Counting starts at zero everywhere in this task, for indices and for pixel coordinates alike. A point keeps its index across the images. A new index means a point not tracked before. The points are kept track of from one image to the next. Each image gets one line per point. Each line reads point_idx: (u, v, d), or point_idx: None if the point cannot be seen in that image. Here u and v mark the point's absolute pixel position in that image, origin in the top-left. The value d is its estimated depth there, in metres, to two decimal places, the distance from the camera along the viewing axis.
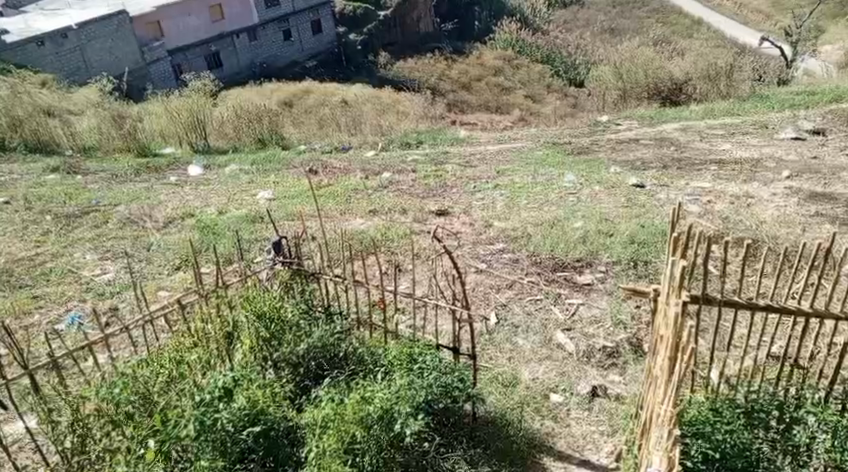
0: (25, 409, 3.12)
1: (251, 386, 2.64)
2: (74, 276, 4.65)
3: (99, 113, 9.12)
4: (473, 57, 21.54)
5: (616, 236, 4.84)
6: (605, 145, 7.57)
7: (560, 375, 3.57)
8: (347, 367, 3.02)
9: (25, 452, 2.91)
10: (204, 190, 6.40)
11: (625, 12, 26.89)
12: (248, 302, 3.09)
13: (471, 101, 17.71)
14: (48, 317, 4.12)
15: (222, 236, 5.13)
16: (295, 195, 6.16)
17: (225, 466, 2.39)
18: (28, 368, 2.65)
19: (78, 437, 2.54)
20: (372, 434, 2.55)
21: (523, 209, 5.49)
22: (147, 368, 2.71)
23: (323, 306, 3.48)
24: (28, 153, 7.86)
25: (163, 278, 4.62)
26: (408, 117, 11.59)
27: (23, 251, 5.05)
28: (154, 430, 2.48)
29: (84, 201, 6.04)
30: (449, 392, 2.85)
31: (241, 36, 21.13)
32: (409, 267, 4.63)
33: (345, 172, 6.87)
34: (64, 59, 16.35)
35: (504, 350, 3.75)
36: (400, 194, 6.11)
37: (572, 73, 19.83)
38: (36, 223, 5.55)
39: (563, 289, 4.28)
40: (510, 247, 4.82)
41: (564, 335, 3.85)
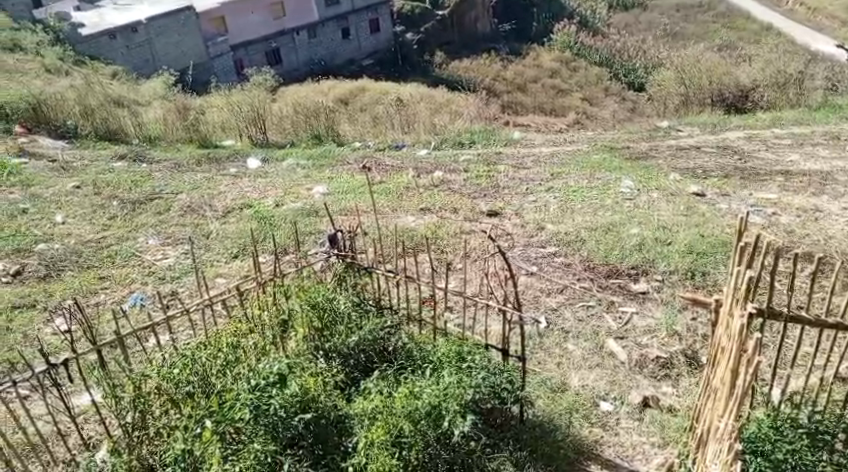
0: (91, 383, 3.28)
1: (304, 374, 2.68)
2: (137, 259, 4.85)
3: (165, 106, 9.54)
4: (530, 59, 21.38)
5: (673, 245, 4.73)
6: (663, 151, 7.38)
7: (611, 384, 3.50)
8: (396, 361, 3.04)
9: (89, 424, 3.06)
10: (261, 182, 6.56)
11: (690, 16, 26.17)
12: (303, 293, 3.16)
13: (526, 102, 17.58)
14: (112, 297, 4.31)
15: (278, 228, 5.27)
16: (349, 190, 6.24)
17: (275, 450, 2.43)
18: (95, 344, 2.79)
19: (139, 413, 2.67)
20: (418, 429, 2.57)
21: (577, 213, 5.43)
22: (206, 350, 2.80)
23: (374, 301, 3.52)
24: (98, 140, 8.21)
25: (220, 265, 4.78)
26: (462, 117, 11.56)
27: (91, 234, 5.29)
28: (210, 411, 2.56)
29: (148, 188, 6.28)
30: (497, 393, 2.80)
31: (301, 33, 21.60)
32: (460, 266, 4.62)
33: (397, 169, 6.91)
34: (133, 51, 17.03)
35: (553, 354, 3.71)
36: (452, 193, 6.11)
37: (631, 76, 19.39)
38: (103, 208, 5.80)
39: (617, 297, 4.20)
40: (563, 251, 4.77)
41: (616, 343, 3.78)
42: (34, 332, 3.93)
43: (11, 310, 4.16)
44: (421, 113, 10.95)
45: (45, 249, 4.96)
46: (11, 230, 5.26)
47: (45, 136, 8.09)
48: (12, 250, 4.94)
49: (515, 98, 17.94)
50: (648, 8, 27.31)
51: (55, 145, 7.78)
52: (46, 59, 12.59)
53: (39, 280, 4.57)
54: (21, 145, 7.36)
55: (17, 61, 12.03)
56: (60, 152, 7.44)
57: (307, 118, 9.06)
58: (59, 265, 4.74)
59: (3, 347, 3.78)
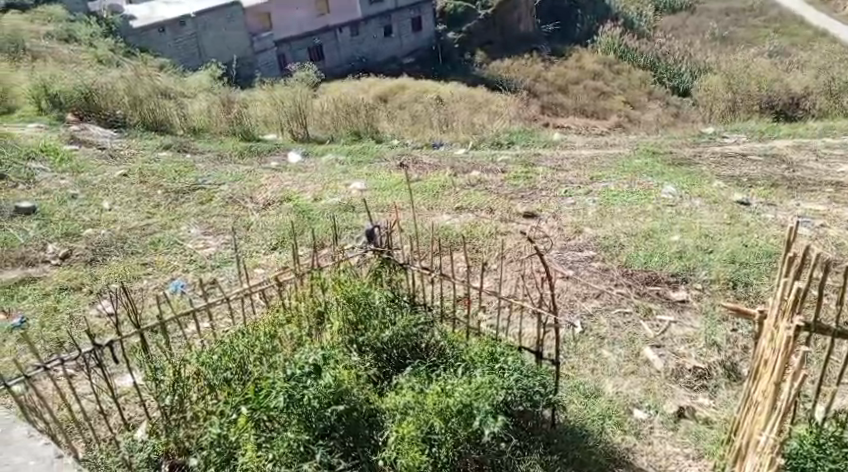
0: (132, 365, 3.37)
1: (337, 366, 2.70)
2: (179, 248, 4.97)
3: (210, 99, 9.75)
4: (572, 61, 21.14)
5: (715, 254, 4.64)
6: (708, 158, 7.21)
7: (646, 392, 3.44)
8: (429, 359, 3.05)
9: (130, 404, 3.15)
10: (301, 176, 6.65)
11: (740, 20, 25.51)
12: (339, 286, 3.19)
13: (567, 104, 17.40)
14: (155, 283, 4.44)
15: (317, 222, 5.35)
16: (386, 187, 6.28)
17: (307, 440, 2.46)
18: (139, 327, 2.88)
19: (177, 397, 2.74)
20: (449, 427, 2.56)
21: (616, 218, 5.35)
22: (244, 338, 2.86)
23: (408, 297, 3.53)
24: (145, 130, 8.44)
25: (260, 257, 4.86)
26: (501, 117, 11.50)
27: (136, 221, 5.44)
28: (246, 398, 2.62)
29: (191, 179, 6.43)
30: (529, 396, 2.78)
31: (344, 30, 21.79)
32: (495, 266, 4.60)
33: (435, 168, 6.92)
34: (181, 45, 17.44)
35: (587, 359, 3.66)
36: (489, 193, 6.09)
37: (676, 81, 19.00)
38: (148, 196, 5.96)
39: (655, 304, 4.13)
40: (601, 256, 4.70)
41: (653, 351, 3.72)
42: (80, 313, 4.07)
43: (59, 292, 4.31)
44: (460, 113, 10.94)
45: (92, 234, 5.13)
46: (61, 214, 5.45)
47: (95, 124, 8.34)
48: (61, 234, 5.11)
49: (555, 100, 17.77)
50: (697, 11, 26.72)
51: (104, 133, 8.02)
52: (98, 51, 13.00)
53: (86, 264, 4.72)
54: (72, 133, 7.61)
55: (71, 51, 12.45)
56: (108, 141, 7.66)
57: (347, 115, 9.13)
58: (105, 250, 4.89)
59: (51, 326, 3.92)
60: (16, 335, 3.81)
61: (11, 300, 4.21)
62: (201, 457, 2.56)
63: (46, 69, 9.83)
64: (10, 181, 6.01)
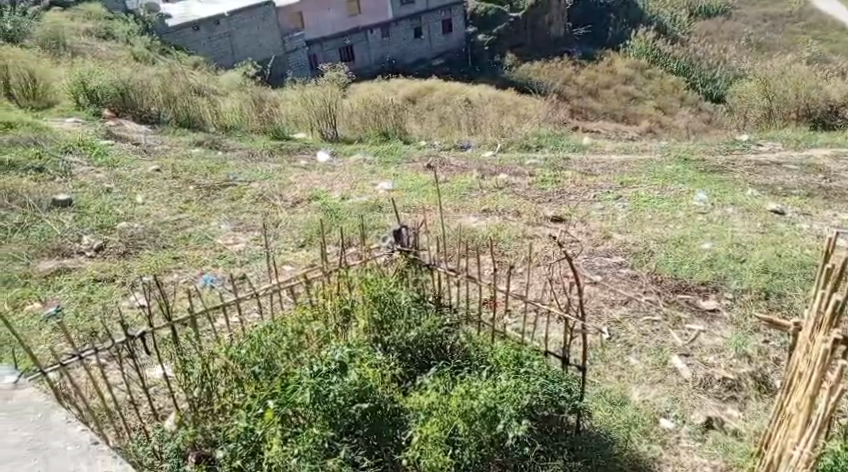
0: (162, 357, 3.43)
1: (363, 364, 2.72)
2: (210, 243, 5.05)
3: (242, 98, 9.89)
4: (603, 65, 20.94)
5: (747, 263, 4.56)
6: (742, 165, 7.09)
7: (673, 401, 3.39)
8: (454, 360, 3.05)
9: (159, 395, 3.21)
10: (329, 175, 6.71)
11: (777, 26, 25.01)
12: (365, 285, 3.21)
13: (597, 109, 17.27)
14: (185, 277, 4.51)
15: (345, 221, 5.39)
16: (413, 188, 6.30)
17: (332, 436, 2.48)
18: (170, 320, 2.94)
19: (206, 390, 2.79)
20: (473, 429, 2.55)
21: (646, 224, 5.29)
22: (272, 333, 2.90)
23: (434, 298, 3.53)
24: (178, 126, 8.59)
25: (288, 253, 4.92)
26: (530, 120, 11.44)
27: (168, 215, 5.55)
28: (273, 393, 2.65)
29: (222, 176, 6.52)
30: (554, 401, 2.76)
31: (374, 31, 21.90)
32: (521, 270, 4.58)
33: (462, 170, 6.91)
34: (215, 43, 17.72)
35: (613, 366, 3.62)
36: (516, 196, 6.07)
37: (710, 87, 18.70)
38: (180, 192, 6.07)
39: (684, 313, 4.07)
40: (630, 262, 4.65)
41: (681, 360, 3.67)
42: (113, 304, 4.16)
43: (93, 283, 4.41)
44: (489, 115, 10.92)
45: (125, 227, 5.23)
46: (96, 207, 5.57)
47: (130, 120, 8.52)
48: (96, 226, 5.23)
49: (585, 104, 17.63)
50: (733, 16, 26.26)
51: (139, 129, 8.18)
52: (135, 48, 13.30)
53: (119, 256, 4.82)
54: (108, 128, 7.79)
55: (109, 49, 12.74)
56: (143, 136, 7.82)
57: (376, 115, 9.17)
58: (137, 243, 4.98)
59: (85, 316, 4.02)
60: (51, 324, 3.90)
61: (47, 290, 4.32)
62: (227, 448, 2.60)
63: (84, 65, 10.07)
64: (48, 174, 6.17)
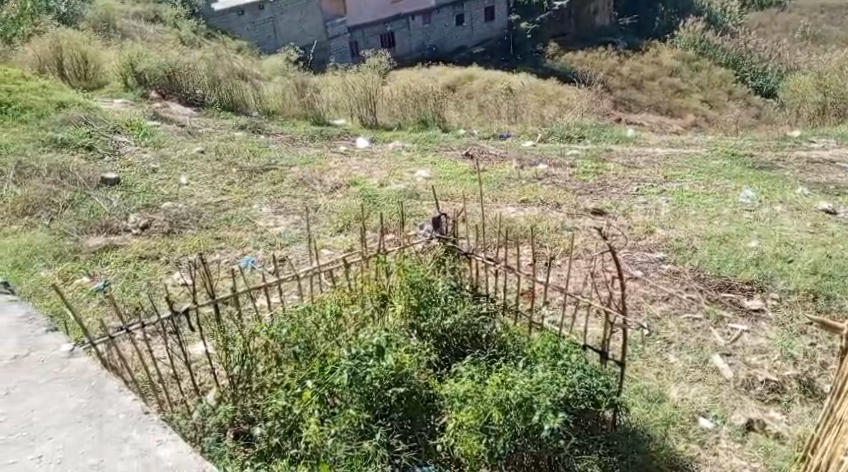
0: (204, 335, 3.52)
1: (399, 349, 2.73)
2: (250, 225, 5.14)
3: (284, 83, 9.99)
4: (648, 57, 20.47)
5: (795, 263, 4.42)
6: (793, 162, 6.86)
7: (713, 401, 3.32)
8: (489, 350, 3.05)
9: (201, 371, 3.30)
10: (368, 162, 6.74)
11: (835, 18, 24.02)
12: (403, 271, 3.22)
13: (641, 101, 16.92)
14: (227, 257, 4.61)
15: (383, 207, 5.42)
16: (451, 176, 6.29)
17: (368, 419, 2.51)
18: (213, 298, 3.02)
19: (245, 368, 2.86)
20: (508, 419, 2.54)
21: (689, 220, 5.18)
22: (311, 314, 2.94)
23: (471, 287, 3.52)
24: (221, 109, 8.73)
25: (326, 238, 4.97)
26: (572, 110, 11.27)
27: (211, 197, 5.66)
28: (311, 373, 2.70)
29: (264, 159, 6.61)
30: (592, 396, 2.73)
31: (416, 18, 21.80)
32: (560, 261, 4.52)
33: (501, 159, 6.85)
34: (258, 28, 17.90)
35: (652, 363, 3.55)
36: (555, 187, 6.00)
37: (760, 81, 18.12)
38: (223, 174, 6.19)
39: (726, 312, 3.98)
40: (671, 259, 4.56)
41: (722, 359, 3.59)
42: (157, 281, 4.27)
43: (139, 260, 4.54)
44: (529, 105, 10.80)
45: (170, 207, 5.36)
46: (142, 187, 5.72)
47: (176, 102, 8.69)
48: (142, 205, 5.37)
49: (629, 96, 17.27)
50: (788, 8, 25.31)
51: (184, 111, 8.35)
52: (182, 32, 13.55)
53: (163, 235, 4.95)
54: (155, 110, 7.97)
55: (156, 32, 13.01)
56: (189, 119, 7.98)
57: (415, 103, 9.15)
58: (181, 223, 5.10)
59: (131, 292, 4.14)
60: (99, 298, 4.04)
61: (95, 265, 4.47)
62: (266, 426, 2.65)
63: (133, 48, 10.31)
64: (97, 153, 6.35)
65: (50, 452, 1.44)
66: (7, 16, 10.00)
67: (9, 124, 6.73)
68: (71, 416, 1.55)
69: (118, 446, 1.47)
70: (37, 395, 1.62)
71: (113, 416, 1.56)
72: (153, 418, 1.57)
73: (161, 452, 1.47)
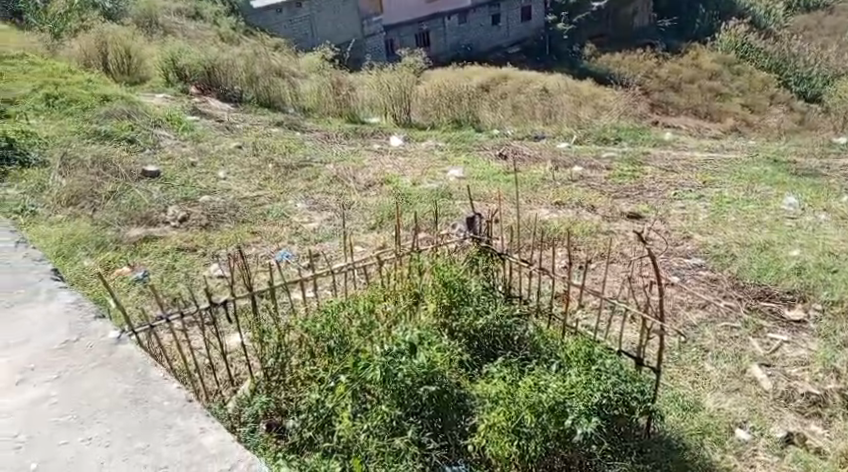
0: (239, 326, 3.58)
1: (432, 348, 2.73)
2: (286, 220, 5.20)
3: (320, 81, 10.09)
4: (688, 59, 20.09)
5: (840, 273, 4.29)
6: (838, 170, 6.67)
7: (751, 412, 3.24)
8: (521, 352, 3.03)
9: (236, 362, 3.36)
10: (402, 160, 6.76)
11: None
12: (437, 270, 3.22)
13: (679, 104, 16.62)
14: (262, 251, 4.68)
15: (416, 206, 5.44)
16: (484, 176, 6.27)
17: (400, 416, 2.51)
18: (251, 291, 3.07)
19: (279, 361, 2.90)
20: (540, 422, 2.52)
21: (729, 226, 5.07)
22: (345, 310, 2.96)
23: (504, 289, 3.51)
24: (259, 105, 8.85)
25: (359, 234, 5.01)
26: (608, 112, 11.12)
27: (248, 191, 5.75)
28: (344, 368, 2.71)
29: (300, 156, 6.69)
30: (626, 402, 2.69)
31: (452, 17, 21.79)
32: (594, 265, 4.47)
33: (536, 160, 6.80)
34: (296, 26, 18.10)
35: (687, 371, 3.49)
36: (591, 190, 5.93)
37: (804, 86, 17.64)
38: (259, 169, 6.27)
39: (766, 321, 3.89)
40: (709, 265, 4.47)
41: (761, 370, 3.51)
42: (195, 273, 4.36)
43: (177, 251, 4.63)
44: (565, 107, 10.70)
45: (207, 201, 5.46)
46: (181, 180, 5.84)
47: (215, 98, 8.85)
48: (181, 198, 5.49)
49: (666, 99, 16.98)
50: (835, 11, 24.59)
51: (223, 107, 8.49)
52: (221, 29, 13.79)
53: (201, 227, 5.05)
54: (195, 105, 8.13)
55: (197, 29, 13.26)
56: (227, 114, 8.12)
57: (450, 102, 9.14)
58: (218, 216, 5.19)
59: (169, 282, 4.23)
60: (138, 287, 4.14)
61: (136, 255, 4.58)
62: (299, 419, 2.69)
63: (174, 44, 10.52)
64: (139, 145, 6.51)
65: (99, 435, 1.49)
66: (56, 12, 10.31)
67: (56, 116, 6.94)
68: (118, 401, 1.60)
69: (163, 432, 1.51)
70: (87, 380, 1.66)
71: (157, 403, 1.60)
72: (196, 406, 1.61)
73: (204, 438, 1.50)
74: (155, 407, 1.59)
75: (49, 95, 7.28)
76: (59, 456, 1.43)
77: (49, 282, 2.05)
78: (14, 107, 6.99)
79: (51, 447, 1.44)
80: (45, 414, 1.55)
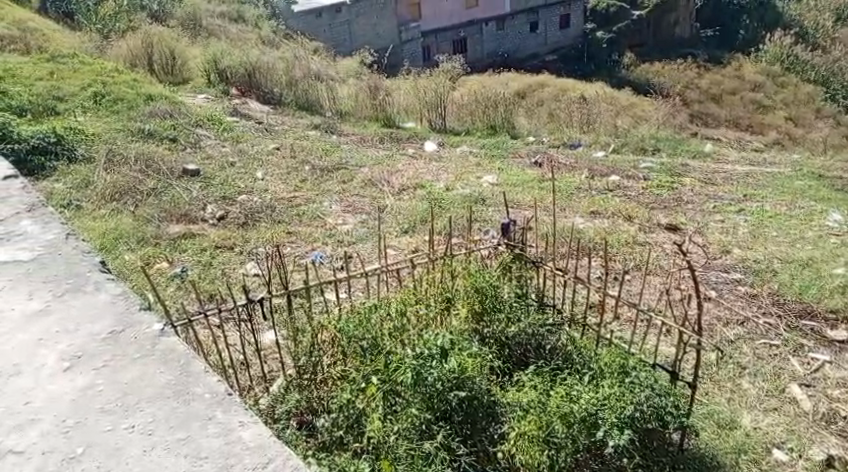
0: (274, 324, 3.63)
1: (463, 353, 2.72)
2: (321, 221, 5.27)
3: (358, 85, 10.18)
4: (730, 71, 19.71)
5: None
6: None
7: (789, 432, 3.15)
8: (553, 361, 3.01)
9: (270, 359, 3.41)
10: (436, 165, 6.78)
11: None
12: (470, 275, 3.21)
13: (719, 116, 16.31)
14: (297, 251, 4.74)
15: (449, 211, 5.46)
16: (518, 183, 6.25)
17: (429, 419, 2.51)
18: (286, 289, 3.11)
19: (312, 360, 2.94)
20: (570, 433, 2.52)
21: (770, 241, 4.95)
22: (377, 312, 2.98)
23: (537, 297, 3.48)
24: (297, 108, 8.98)
25: (392, 237, 5.04)
26: (646, 123, 10.97)
27: (285, 192, 5.85)
28: (375, 369, 2.73)
29: (336, 158, 6.76)
30: (660, 416, 2.65)
31: (490, 24, 21.81)
32: (630, 276, 4.41)
33: (571, 168, 6.74)
34: (335, 30, 18.32)
35: (723, 387, 3.41)
36: (627, 200, 5.85)
37: None
38: (296, 170, 6.36)
39: (808, 340, 3.78)
40: (749, 280, 4.37)
41: (801, 390, 3.41)
42: (232, 270, 4.45)
43: (214, 249, 4.73)
44: (602, 115, 10.59)
45: (245, 200, 5.56)
46: (220, 179, 5.96)
47: (254, 99, 9.01)
48: (219, 197, 5.60)
49: (707, 110, 16.68)
50: None
51: (262, 109, 8.64)
52: (262, 33, 14.04)
53: (239, 226, 5.14)
54: (235, 107, 8.29)
55: (239, 32, 13.52)
56: (266, 116, 8.26)
57: (485, 108, 9.14)
58: (255, 215, 5.27)
59: (206, 279, 4.31)
60: (177, 282, 4.24)
61: (175, 251, 4.69)
62: (329, 418, 2.72)
63: (216, 45, 10.75)
64: (180, 144, 6.66)
65: (142, 424, 1.54)
66: (106, 13, 10.63)
67: (103, 114, 7.14)
68: (161, 392, 1.64)
69: (203, 423, 1.55)
70: (131, 370, 1.71)
71: (198, 395, 1.64)
72: (235, 399, 1.64)
73: (243, 432, 1.53)
74: (197, 399, 1.63)
75: (97, 93, 7.51)
76: (104, 443, 1.48)
77: (97, 274, 2.11)
78: (63, 104, 7.20)
79: (98, 433, 1.50)
80: (91, 401, 1.60)
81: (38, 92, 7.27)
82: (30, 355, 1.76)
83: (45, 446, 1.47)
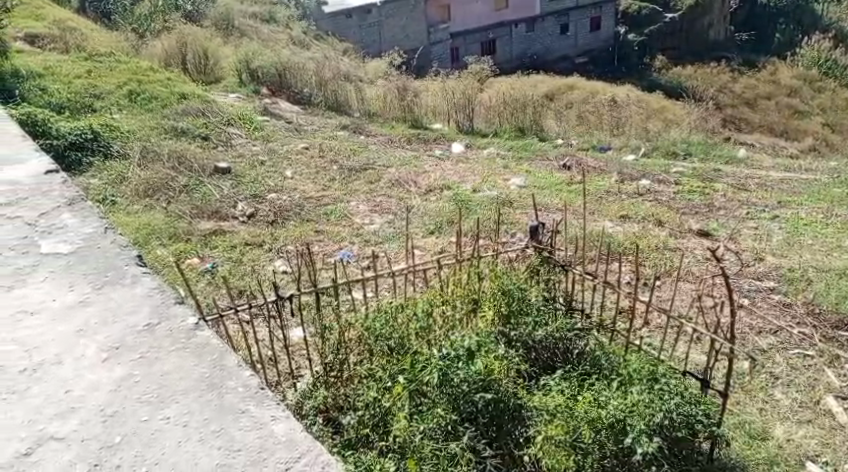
0: (303, 322, 3.67)
1: (490, 355, 2.70)
2: (348, 221, 5.31)
3: (386, 85, 10.21)
4: (765, 75, 19.32)
5: None
6: None
7: (823, 446, 3.08)
8: (581, 366, 2.98)
9: (298, 356, 3.44)
10: (463, 167, 6.77)
11: None
12: (498, 277, 3.19)
13: (753, 121, 16.00)
14: (325, 249, 4.78)
15: (476, 212, 5.45)
16: (546, 186, 6.20)
17: (455, 420, 2.50)
18: (314, 287, 3.13)
19: (339, 358, 2.96)
20: (597, 438, 2.51)
21: (806, 249, 4.84)
22: (404, 313, 2.98)
23: (565, 301, 3.45)
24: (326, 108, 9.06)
25: (418, 238, 5.05)
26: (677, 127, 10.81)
27: (313, 191, 5.90)
28: (402, 369, 2.72)
29: (364, 159, 6.79)
30: (690, 425, 2.62)
31: (519, 25, 21.72)
32: (661, 282, 4.34)
33: (600, 172, 6.68)
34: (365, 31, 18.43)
35: (755, 397, 3.33)
36: (658, 205, 5.77)
37: None
38: (325, 170, 6.41)
39: (844, 352, 3.68)
40: (783, 289, 4.27)
41: (836, 402, 3.32)
42: (261, 267, 4.50)
43: (244, 246, 4.79)
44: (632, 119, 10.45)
45: (275, 199, 5.62)
46: (250, 178, 6.03)
47: (285, 99, 9.11)
48: (249, 195, 5.67)
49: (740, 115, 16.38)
50: None
51: (292, 109, 8.73)
52: (293, 33, 14.18)
53: (268, 224, 5.20)
54: (266, 106, 8.39)
55: (270, 32, 13.68)
56: (296, 116, 8.34)
57: (514, 110, 9.10)
58: (284, 214, 5.33)
59: (235, 275, 4.37)
60: (207, 277, 4.31)
61: (205, 248, 4.76)
62: (355, 416, 2.72)
63: (248, 46, 10.89)
64: (212, 142, 6.76)
65: (177, 415, 1.56)
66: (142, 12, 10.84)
67: (137, 112, 7.29)
68: (196, 384, 1.67)
69: (235, 416, 1.56)
70: (166, 361, 1.74)
71: (232, 388, 1.66)
72: (268, 394, 1.65)
73: (276, 426, 1.54)
74: (229, 391, 1.65)
75: (132, 91, 7.67)
76: (142, 433, 1.51)
77: (134, 267, 2.16)
78: (99, 102, 7.36)
79: (135, 423, 1.53)
80: (129, 391, 1.63)
81: (76, 90, 7.45)
82: (70, 346, 1.80)
83: (84, 433, 1.51)
